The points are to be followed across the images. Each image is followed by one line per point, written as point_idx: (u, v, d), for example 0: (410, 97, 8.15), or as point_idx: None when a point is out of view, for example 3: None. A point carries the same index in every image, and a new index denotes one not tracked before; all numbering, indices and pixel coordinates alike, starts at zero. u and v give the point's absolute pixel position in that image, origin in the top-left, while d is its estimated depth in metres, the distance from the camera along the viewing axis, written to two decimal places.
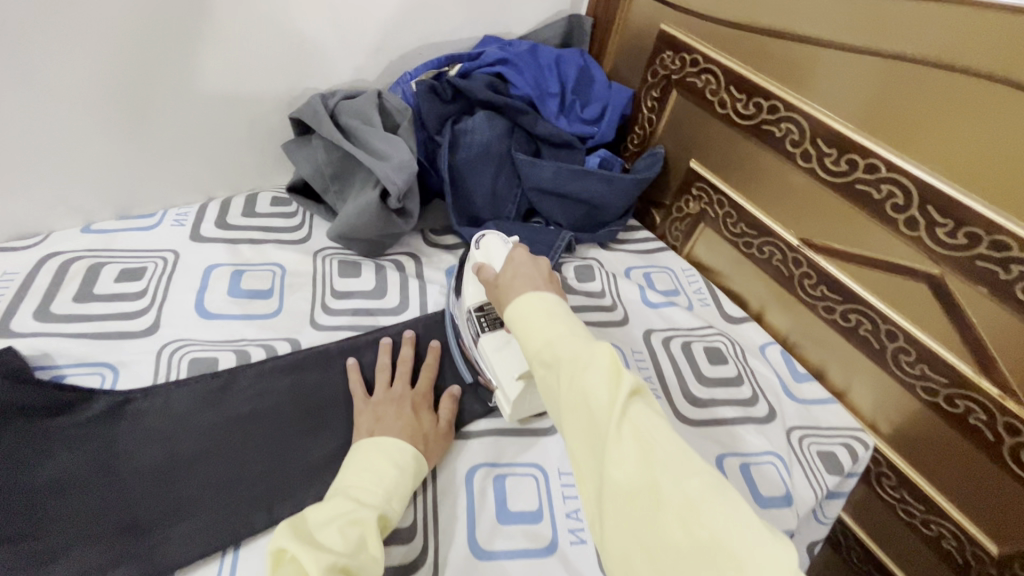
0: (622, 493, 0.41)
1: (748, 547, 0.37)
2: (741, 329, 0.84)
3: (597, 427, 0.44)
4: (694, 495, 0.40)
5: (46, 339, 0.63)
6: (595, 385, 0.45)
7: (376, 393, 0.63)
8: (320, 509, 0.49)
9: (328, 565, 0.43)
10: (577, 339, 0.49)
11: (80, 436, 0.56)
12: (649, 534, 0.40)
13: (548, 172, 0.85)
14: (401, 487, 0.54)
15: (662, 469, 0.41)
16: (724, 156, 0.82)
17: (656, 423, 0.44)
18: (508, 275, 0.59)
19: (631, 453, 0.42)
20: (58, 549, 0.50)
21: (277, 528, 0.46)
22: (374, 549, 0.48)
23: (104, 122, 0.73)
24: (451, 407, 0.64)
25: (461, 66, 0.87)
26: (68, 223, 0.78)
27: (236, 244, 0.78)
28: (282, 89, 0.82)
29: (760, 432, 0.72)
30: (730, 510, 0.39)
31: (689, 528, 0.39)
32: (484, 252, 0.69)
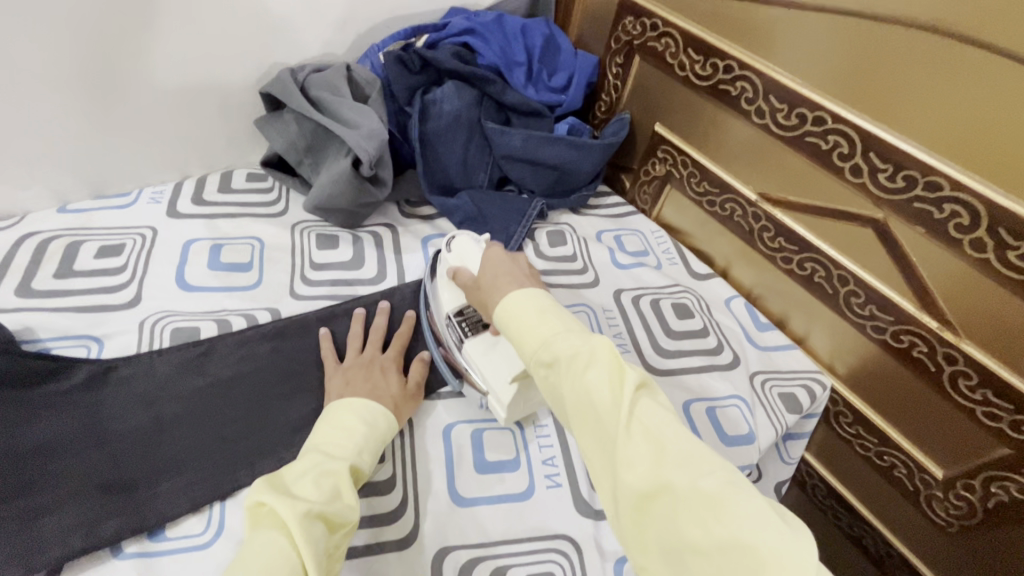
0: (637, 493, 0.42)
1: (769, 539, 0.37)
2: (707, 285, 0.88)
3: (608, 430, 0.45)
4: (709, 488, 0.40)
5: (29, 314, 0.65)
6: (601, 385, 0.47)
7: (348, 359, 0.66)
8: (293, 465, 0.51)
9: (303, 514, 0.45)
10: (577, 339, 0.51)
11: (66, 404, 0.58)
12: (669, 534, 0.40)
13: (517, 141, 0.87)
14: (371, 441, 0.56)
15: (674, 465, 0.42)
16: (701, 137, 0.84)
17: (663, 419, 0.45)
18: (489, 275, 0.61)
19: (642, 452, 0.43)
20: (47, 507, 0.52)
21: (253, 484, 0.48)
22: (349, 496, 0.49)
23: (73, 100, 0.73)
24: (421, 371, 0.66)
25: (428, 36, 0.89)
26: (43, 203, 0.79)
27: (213, 219, 0.80)
28: (251, 64, 0.83)
29: (725, 378, 0.76)
30: (749, 503, 0.39)
31: (708, 525, 0.39)
32: (456, 257, 0.69)
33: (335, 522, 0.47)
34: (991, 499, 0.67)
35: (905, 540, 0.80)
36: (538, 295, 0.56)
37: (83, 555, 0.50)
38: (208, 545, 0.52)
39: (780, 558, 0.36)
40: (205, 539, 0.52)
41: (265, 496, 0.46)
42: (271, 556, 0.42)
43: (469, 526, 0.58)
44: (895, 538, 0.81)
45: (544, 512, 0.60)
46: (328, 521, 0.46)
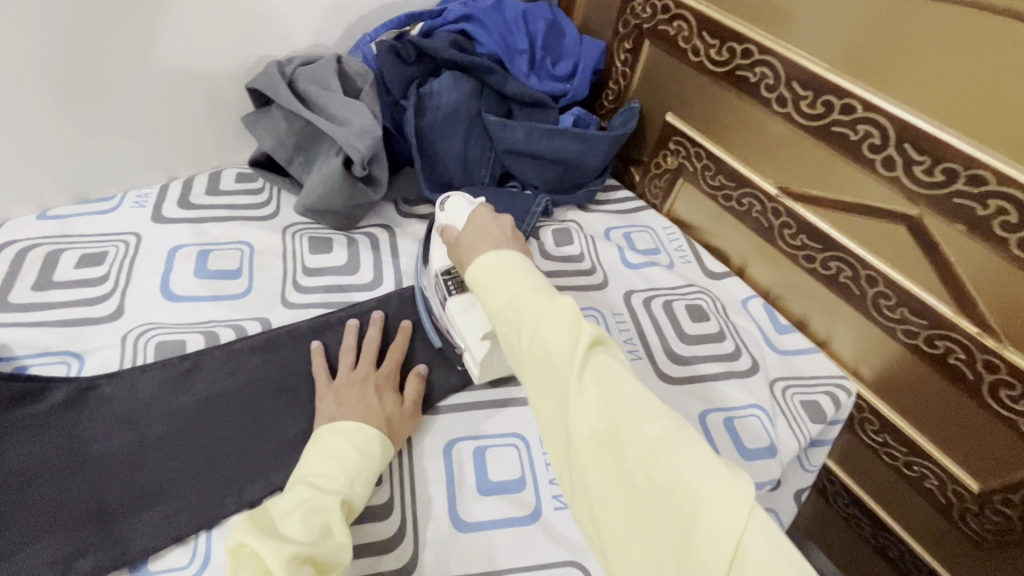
0: (585, 443, 0.41)
1: (707, 484, 0.35)
2: (722, 285, 0.83)
3: (559, 380, 0.43)
4: (655, 438, 0.38)
5: (6, 330, 0.61)
6: (556, 337, 0.44)
7: (340, 376, 0.62)
8: (281, 500, 0.49)
9: (289, 559, 0.43)
10: (539, 293, 0.47)
11: (41, 428, 0.55)
12: (611, 480, 0.40)
13: (519, 133, 0.82)
14: (365, 470, 0.53)
15: (623, 414, 0.40)
16: (711, 116, 0.79)
17: (618, 371, 0.43)
18: (468, 237, 0.57)
19: (591, 402, 0.41)
20: (23, 540, 0.49)
21: (237, 525, 0.46)
22: (340, 533, 0.47)
23: (48, 102, 0.69)
24: (417, 387, 0.63)
25: (423, 25, 0.83)
26: (22, 210, 0.75)
27: (200, 224, 0.76)
28: (236, 58, 0.78)
29: (744, 386, 0.71)
30: (694, 451, 0.37)
31: (649, 472, 0.38)
32: (448, 215, 0.65)
33: (323, 565, 0.45)
34: None
35: (933, 551, 0.76)
36: (507, 252, 0.52)
37: None
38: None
39: (716, 505, 0.34)
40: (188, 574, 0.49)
41: (248, 539, 0.44)
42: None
43: (472, 553, 0.54)
44: (922, 549, 0.77)
45: (553, 536, 0.56)
46: (316, 564, 0.45)
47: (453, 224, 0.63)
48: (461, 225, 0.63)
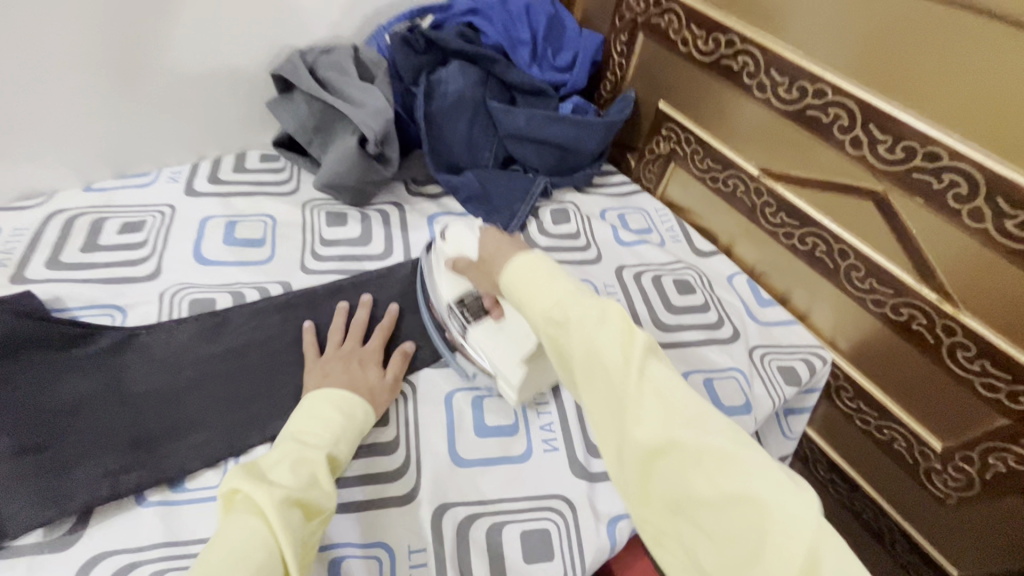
0: (646, 451, 0.45)
1: (774, 495, 0.39)
2: (710, 262, 0.89)
3: (617, 390, 0.47)
4: (717, 448, 0.42)
5: (59, 285, 0.69)
6: (611, 349, 0.49)
7: (328, 352, 0.67)
8: (270, 454, 0.53)
9: (280, 499, 0.47)
10: (590, 302, 0.52)
11: (90, 366, 0.62)
12: (673, 487, 0.43)
13: (521, 119, 0.88)
14: (347, 433, 0.58)
15: (682, 425, 0.44)
16: (705, 108, 0.84)
17: (673, 382, 0.47)
18: (491, 248, 0.64)
19: (651, 412, 0.45)
20: (77, 458, 0.56)
21: (230, 471, 0.49)
22: (326, 483, 0.52)
23: (96, 84, 0.77)
24: (400, 364, 0.68)
25: (433, 18, 0.90)
26: (69, 183, 0.83)
27: (228, 197, 0.83)
28: (263, 47, 0.86)
29: (724, 351, 0.77)
30: (756, 461, 0.41)
31: (715, 481, 0.41)
32: (454, 244, 0.72)
33: (311, 509, 0.49)
34: (989, 470, 0.67)
35: (904, 513, 0.81)
36: (541, 257, 0.58)
37: (110, 502, 0.54)
38: None
39: (786, 515, 0.38)
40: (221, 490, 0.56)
41: (243, 482, 0.48)
42: (250, 539, 0.44)
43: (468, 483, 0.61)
44: (894, 511, 0.82)
45: (543, 474, 0.64)
46: (305, 507, 0.49)
47: (462, 253, 0.70)
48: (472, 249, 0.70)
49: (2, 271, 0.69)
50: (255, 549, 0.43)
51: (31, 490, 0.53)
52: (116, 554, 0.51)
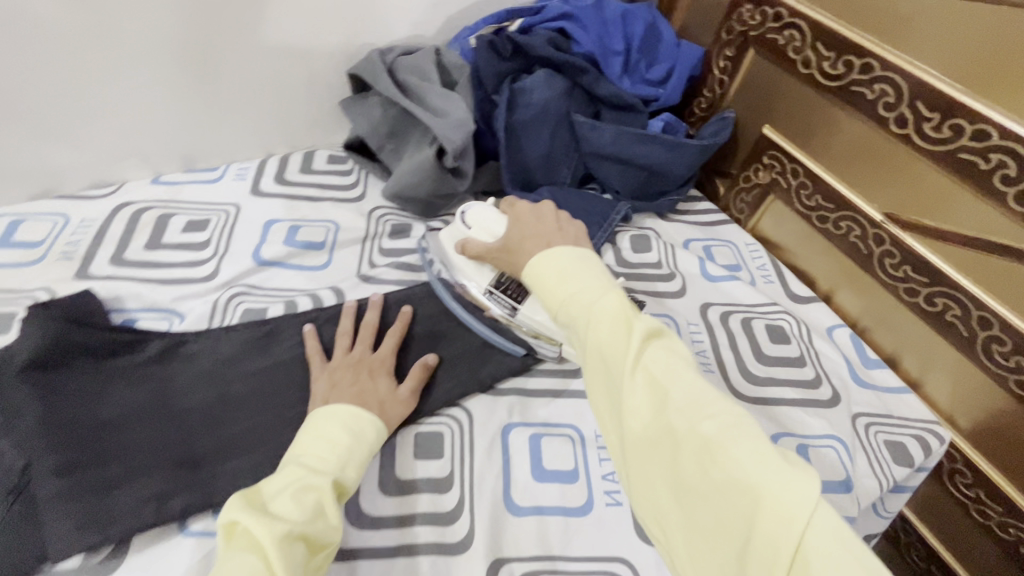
0: (640, 441, 0.41)
1: (767, 480, 0.36)
2: (806, 309, 0.79)
3: (611, 374, 0.44)
4: (714, 434, 0.38)
5: (120, 283, 0.67)
6: (609, 333, 0.45)
7: (334, 358, 0.62)
8: (273, 479, 0.48)
9: (281, 535, 0.41)
10: (591, 286, 0.48)
11: (139, 375, 0.59)
12: (669, 477, 0.40)
13: (607, 136, 0.81)
14: (356, 456, 0.52)
15: (677, 411, 0.40)
16: (800, 119, 0.76)
17: (675, 365, 0.43)
18: (517, 238, 0.62)
19: (645, 398, 0.42)
20: (119, 477, 0.52)
21: (229, 500, 0.45)
22: (332, 514, 0.46)
23: (175, 75, 0.74)
24: (417, 378, 0.62)
25: (523, 21, 0.84)
26: (140, 174, 0.81)
27: (294, 199, 0.80)
28: (340, 42, 0.81)
29: (823, 416, 0.67)
30: (754, 446, 0.37)
31: (707, 468, 0.38)
32: (479, 226, 0.69)
33: (316, 544, 0.44)
34: None
35: None
36: (559, 247, 0.53)
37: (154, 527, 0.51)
38: None
39: (778, 502, 0.35)
40: None
41: (242, 514, 0.43)
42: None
43: (527, 540, 0.55)
44: None
45: (603, 532, 0.56)
46: (308, 542, 0.44)
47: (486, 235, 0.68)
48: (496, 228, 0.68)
49: (68, 265, 0.67)
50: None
51: (75, 510, 0.50)
52: None
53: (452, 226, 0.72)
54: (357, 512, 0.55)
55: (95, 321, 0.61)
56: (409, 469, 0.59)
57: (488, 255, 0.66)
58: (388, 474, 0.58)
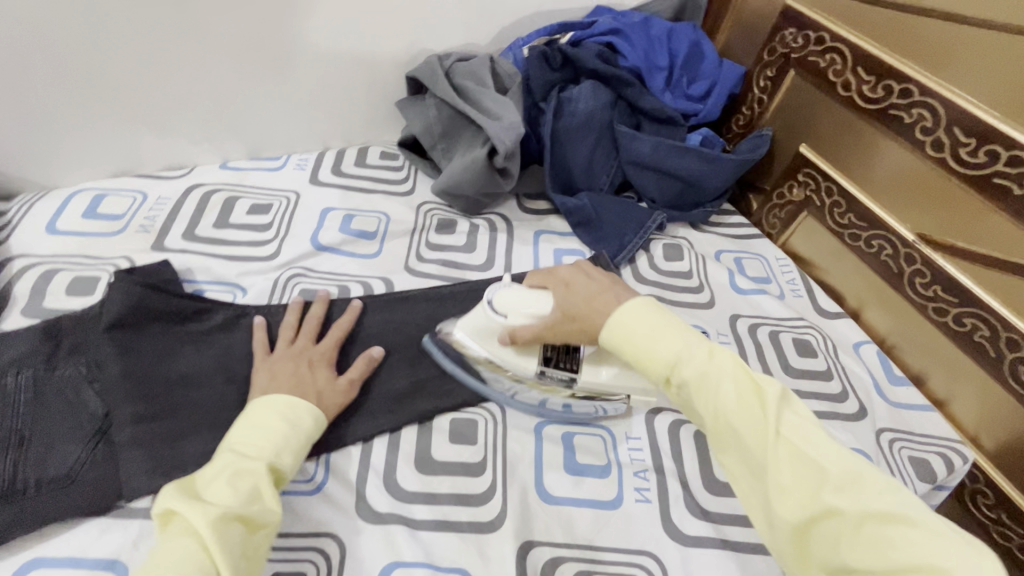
0: (796, 521, 0.43)
1: (950, 561, 0.37)
2: (834, 326, 0.81)
3: (754, 449, 0.46)
4: (880, 510, 0.40)
5: (191, 257, 0.73)
6: (744, 408, 0.47)
7: (278, 351, 0.62)
8: (207, 468, 0.49)
9: (215, 518, 0.43)
10: (710, 358, 0.50)
11: (205, 342, 0.64)
12: (837, 559, 0.41)
13: (647, 147, 0.85)
14: (293, 441, 0.53)
15: (835, 488, 0.42)
16: (840, 143, 0.78)
17: (818, 437, 0.45)
18: (582, 304, 0.59)
19: (795, 474, 0.43)
20: (184, 431, 0.57)
21: (165, 489, 0.46)
22: (269, 497, 0.48)
23: (249, 70, 0.81)
24: (360, 368, 0.64)
25: (574, 34, 0.88)
26: (210, 159, 0.88)
27: (349, 191, 0.85)
28: (402, 47, 0.86)
29: (848, 429, 0.69)
30: (925, 523, 0.38)
31: (880, 549, 0.39)
32: (514, 310, 0.63)
33: (254, 524, 0.46)
34: None
35: None
36: (640, 312, 0.55)
37: None
38: (323, 485, 0.57)
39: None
40: (312, 486, 0.57)
41: (176, 504, 0.44)
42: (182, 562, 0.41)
43: (556, 525, 0.58)
44: None
45: (629, 523, 0.59)
46: (247, 523, 0.45)
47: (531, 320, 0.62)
48: (540, 308, 0.62)
49: (146, 237, 0.74)
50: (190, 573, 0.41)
51: (144, 458, 0.54)
52: None
53: (479, 315, 0.66)
54: (393, 485, 0.58)
55: (170, 289, 0.66)
56: (447, 450, 0.62)
57: (549, 335, 0.62)
58: (424, 451, 0.61)
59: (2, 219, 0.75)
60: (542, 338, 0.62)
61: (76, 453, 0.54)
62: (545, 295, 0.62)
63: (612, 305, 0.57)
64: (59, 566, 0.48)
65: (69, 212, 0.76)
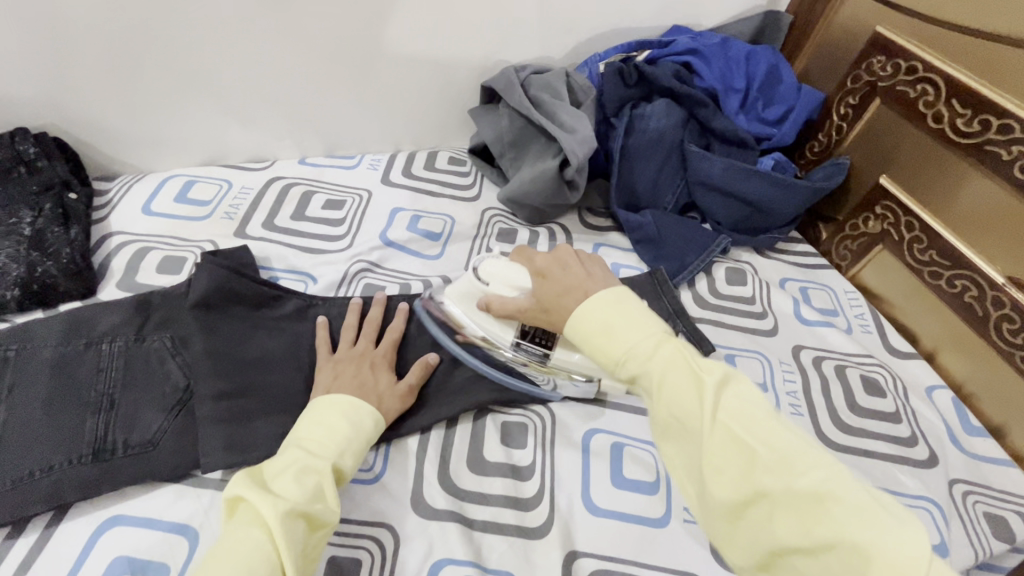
0: (730, 505, 0.41)
1: (876, 538, 0.35)
2: (905, 366, 0.77)
3: (690, 433, 0.44)
4: (809, 490, 0.38)
5: (269, 246, 0.77)
6: (681, 392, 0.44)
7: (340, 351, 0.64)
8: (275, 460, 0.50)
9: (282, 512, 0.44)
10: (653, 341, 0.47)
11: (278, 327, 0.67)
12: (769, 542, 0.39)
13: (717, 169, 0.84)
14: (355, 443, 0.54)
15: (767, 470, 0.40)
16: (923, 172, 0.76)
17: (754, 416, 0.43)
18: (551, 295, 0.58)
19: (729, 458, 0.41)
20: (256, 411, 0.60)
21: (236, 477, 0.47)
22: (331, 497, 0.48)
23: (335, 74, 0.85)
24: (417, 375, 0.64)
25: (651, 53, 0.89)
26: (290, 154, 0.92)
27: (418, 193, 0.88)
28: (480, 57, 0.88)
29: (916, 475, 0.65)
30: (853, 497, 0.37)
31: (808, 527, 0.37)
32: (497, 278, 0.66)
33: (315, 522, 0.46)
34: None
35: None
36: (593, 298, 0.52)
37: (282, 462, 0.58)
38: (381, 476, 0.59)
39: (892, 557, 0.34)
40: (371, 476, 0.59)
41: (243, 491, 0.45)
42: (250, 550, 0.42)
43: (604, 541, 0.57)
44: None
45: (679, 546, 0.57)
46: (309, 520, 0.46)
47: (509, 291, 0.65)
48: (517, 281, 0.65)
49: (230, 224, 0.79)
50: (256, 564, 0.41)
51: (219, 434, 0.57)
52: None
53: (463, 282, 0.69)
54: (447, 482, 0.59)
55: (249, 275, 0.69)
56: (498, 452, 0.62)
57: (519, 313, 0.62)
58: (476, 452, 0.62)
59: (104, 196, 0.82)
60: (513, 315, 0.63)
61: (158, 420, 0.57)
62: (526, 268, 0.65)
63: (577, 300, 0.54)
64: (139, 526, 0.52)
65: (163, 196, 0.82)
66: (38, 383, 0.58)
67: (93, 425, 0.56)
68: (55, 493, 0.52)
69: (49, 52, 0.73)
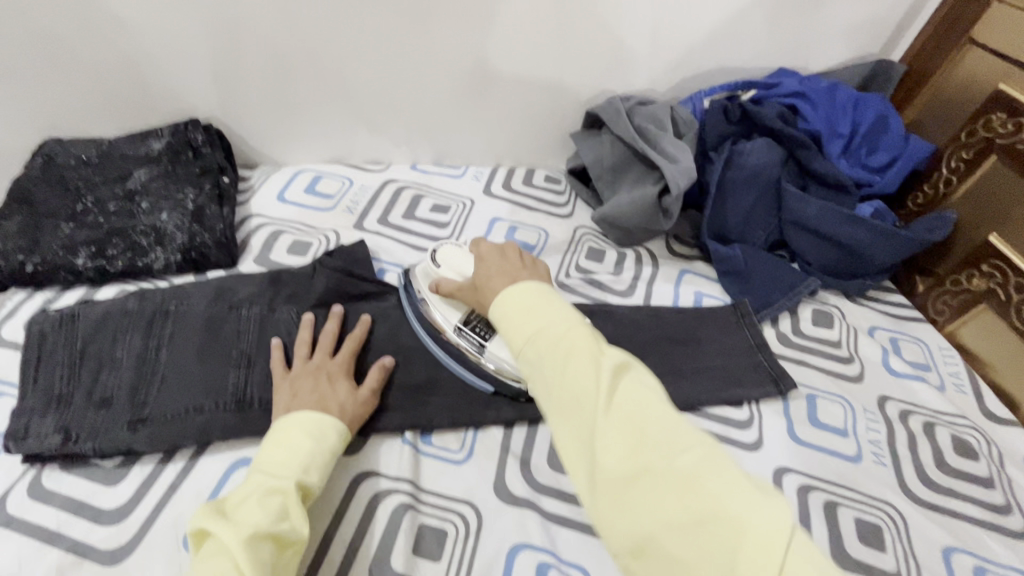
0: (613, 478, 0.42)
1: (744, 510, 0.37)
2: (1002, 431, 0.74)
3: (585, 414, 0.45)
4: (687, 467, 0.40)
5: (381, 241, 0.85)
6: (581, 372, 0.46)
7: (295, 366, 0.64)
8: (236, 490, 0.52)
9: (246, 537, 0.46)
10: (564, 325, 0.50)
11: (386, 313, 0.74)
12: (646, 518, 0.40)
13: (813, 210, 0.84)
14: (320, 456, 0.55)
15: (652, 446, 0.42)
16: None
17: (646, 400, 0.44)
18: (485, 277, 0.62)
19: (619, 436, 0.43)
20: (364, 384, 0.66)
21: (199, 511, 0.49)
22: (297, 514, 0.50)
23: (456, 93, 0.93)
24: (377, 377, 0.65)
25: (756, 92, 0.91)
26: (403, 160, 1.01)
27: (515, 205, 0.94)
28: (589, 86, 0.94)
29: (1008, 544, 0.63)
30: (720, 473, 0.40)
31: (684, 500, 0.39)
32: (450, 264, 0.71)
33: (284, 541, 0.48)
34: None
35: None
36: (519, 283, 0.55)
37: (383, 435, 0.65)
38: (470, 455, 0.64)
39: (755, 525, 0.36)
40: (462, 455, 0.64)
41: (206, 523, 0.48)
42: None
43: None
44: None
45: None
46: (277, 541, 0.48)
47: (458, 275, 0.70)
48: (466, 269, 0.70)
49: (349, 217, 0.88)
50: None
51: None
52: (376, 477, 0.61)
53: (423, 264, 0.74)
54: (527, 474, 0.63)
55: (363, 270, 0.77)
56: None
57: (461, 291, 0.68)
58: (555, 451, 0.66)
59: (246, 182, 0.93)
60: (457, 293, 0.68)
61: None
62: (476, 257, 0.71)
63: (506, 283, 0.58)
64: None
65: (294, 186, 0.92)
66: (190, 334, 0.67)
67: (234, 378, 0.64)
68: (199, 430, 0.60)
69: (225, 58, 0.86)
